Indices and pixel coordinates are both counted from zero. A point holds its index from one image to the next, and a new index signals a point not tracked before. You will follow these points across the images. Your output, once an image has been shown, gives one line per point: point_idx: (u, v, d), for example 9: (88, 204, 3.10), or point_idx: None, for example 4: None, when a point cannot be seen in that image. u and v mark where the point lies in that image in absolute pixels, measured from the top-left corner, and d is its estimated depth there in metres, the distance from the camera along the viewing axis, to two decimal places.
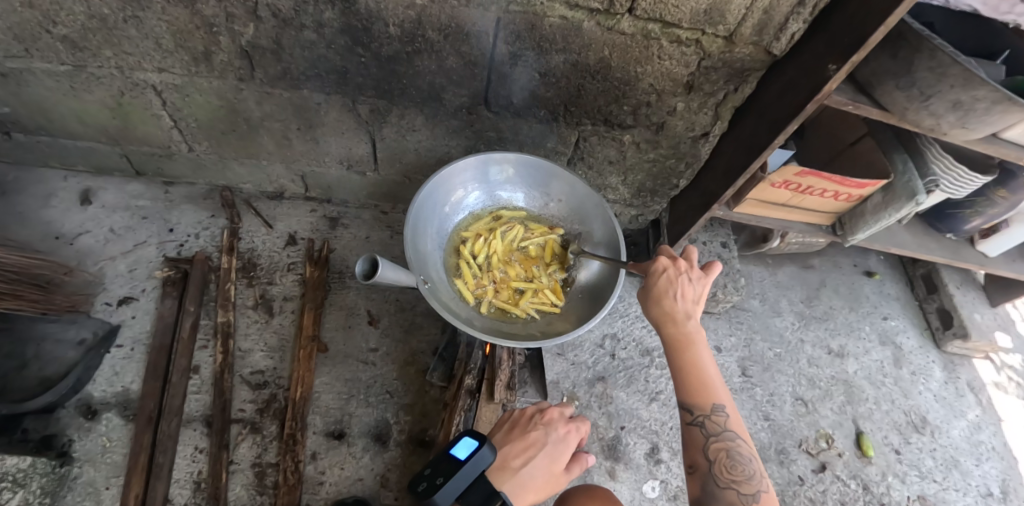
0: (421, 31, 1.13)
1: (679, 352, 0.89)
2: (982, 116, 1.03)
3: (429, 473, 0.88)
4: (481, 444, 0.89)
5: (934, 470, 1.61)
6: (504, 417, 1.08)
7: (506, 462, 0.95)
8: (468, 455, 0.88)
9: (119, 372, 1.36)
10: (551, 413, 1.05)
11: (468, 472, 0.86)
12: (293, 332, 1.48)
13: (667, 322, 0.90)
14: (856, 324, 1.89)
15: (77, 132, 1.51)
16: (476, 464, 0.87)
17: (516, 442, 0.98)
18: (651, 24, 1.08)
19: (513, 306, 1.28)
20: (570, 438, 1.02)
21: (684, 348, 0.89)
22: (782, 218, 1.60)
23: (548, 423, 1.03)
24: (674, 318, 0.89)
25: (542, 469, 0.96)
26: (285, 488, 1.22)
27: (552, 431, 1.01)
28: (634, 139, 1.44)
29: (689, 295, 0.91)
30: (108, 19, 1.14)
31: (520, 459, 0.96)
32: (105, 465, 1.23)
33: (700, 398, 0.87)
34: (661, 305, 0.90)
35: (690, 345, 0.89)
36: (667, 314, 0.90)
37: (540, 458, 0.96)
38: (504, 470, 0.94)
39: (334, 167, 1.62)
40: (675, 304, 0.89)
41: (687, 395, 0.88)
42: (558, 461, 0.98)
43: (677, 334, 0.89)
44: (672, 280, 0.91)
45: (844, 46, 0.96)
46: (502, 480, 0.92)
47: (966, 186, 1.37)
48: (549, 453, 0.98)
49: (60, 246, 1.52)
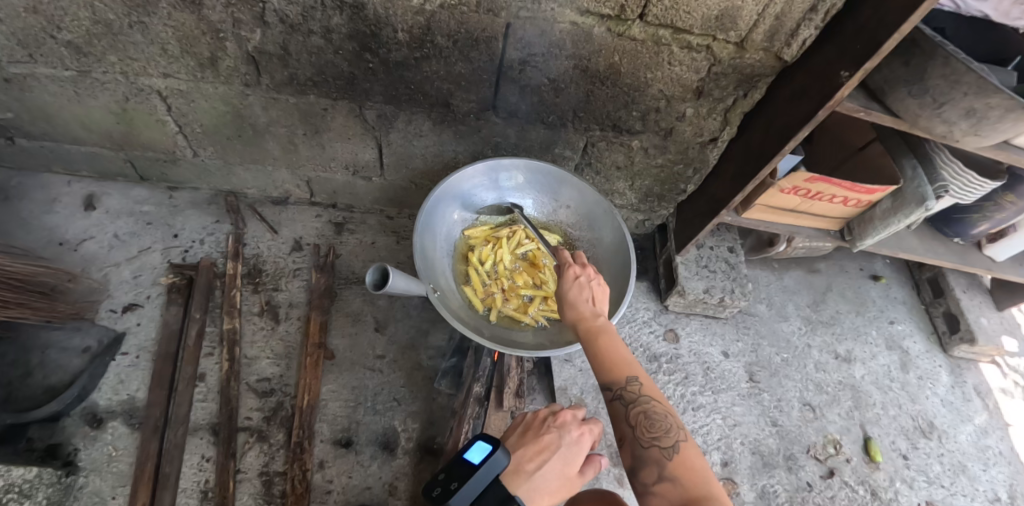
0: (430, 37, 1.12)
1: (589, 337, 0.88)
2: (995, 124, 1.02)
3: (443, 478, 0.86)
4: (496, 448, 0.87)
5: (941, 475, 1.61)
6: (517, 421, 1.06)
7: (520, 465, 0.92)
8: (482, 459, 0.86)
9: (124, 380, 1.34)
10: (563, 416, 1.03)
11: (482, 476, 0.84)
12: (299, 340, 1.47)
13: (575, 316, 0.91)
14: (863, 328, 1.89)
15: (81, 137, 1.50)
16: (491, 468, 0.85)
17: (530, 446, 0.96)
18: (661, 29, 1.07)
19: (523, 314, 1.27)
20: (584, 440, 0.99)
21: (593, 334, 0.88)
22: (790, 223, 1.59)
23: (561, 425, 1.00)
24: (582, 313, 0.90)
25: (556, 473, 0.93)
26: (293, 497, 1.21)
27: (566, 433, 0.98)
28: (643, 144, 1.43)
29: (598, 296, 0.94)
30: (113, 25, 1.13)
31: (535, 462, 0.93)
32: (111, 474, 1.21)
33: (614, 371, 0.84)
34: (572, 306, 0.91)
35: (600, 331, 0.88)
36: (576, 312, 0.91)
37: (555, 461, 0.94)
38: (518, 473, 0.91)
39: (340, 172, 1.61)
40: (585, 305, 0.91)
41: (601, 372, 0.86)
42: (571, 464, 0.95)
43: (586, 326, 0.89)
44: (582, 286, 0.94)
45: (857, 53, 0.95)
46: (517, 483, 0.89)
47: (976, 191, 1.36)
48: (563, 456, 0.95)
49: (64, 252, 1.51)
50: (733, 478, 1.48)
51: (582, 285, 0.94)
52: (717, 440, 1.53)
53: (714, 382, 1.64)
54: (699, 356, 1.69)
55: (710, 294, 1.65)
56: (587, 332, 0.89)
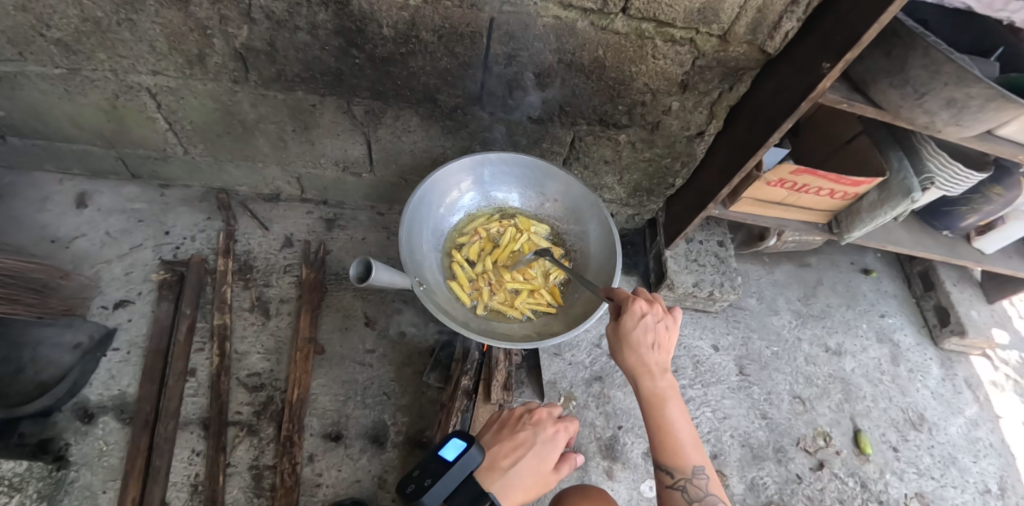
0: (415, 32, 1.13)
1: (657, 410, 0.90)
2: (976, 113, 1.03)
3: (418, 474, 0.86)
4: (469, 445, 0.88)
5: (931, 467, 1.61)
6: (493, 418, 1.08)
7: (494, 462, 0.93)
8: (456, 456, 0.87)
9: (115, 376, 1.35)
10: (539, 413, 1.04)
11: (456, 473, 0.84)
12: (290, 334, 1.48)
13: (643, 377, 0.91)
14: (853, 321, 1.89)
15: (72, 135, 1.51)
16: (464, 464, 0.86)
17: (504, 443, 0.97)
18: (644, 23, 1.08)
19: (509, 307, 1.27)
20: (560, 437, 1.00)
21: (662, 408, 0.90)
22: (778, 216, 1.60)
23: (536, 423, 1.01)
24: (649, 373, 0.90)
25: (531, 469, 0.93)
26: (283, 490, 1.21)
27: (540, 431, 0.99)
28: (629, 139, 1.44)
29: (666, 351, 0.91)
30: (102, 22, 1.14)
31: (510, 459, 0.94)
32: (102, 468, 1.22)
33: (679, 460, 0.88)
34: (641, 362, 0.90)
35: (665, 404, 0.90)
36: (645, 370, 0.90)
37: (529, 457, 0.94)
38: (492, 470, 0.92)
39: (330, 168, 1.62)
40: (653, 362, 0.90)
41: (667, 456, 0.89)
42: (546, 461, 0.96)
43: (654, 391, 0.90)
44: (648, 327, 0.90)
45: (838, 45, 0.96)
46: (491, 481, 0.90)
47: (962, 182, 1.37)
48: (538, 452, 0.96)
49: (56, 250, 1.52)
50: (722, 471, 1.48)
51: (652, 337, 0.90)
52: (706, 432, 1.54)
53: (704, 376, 1.65)
54: (689, 349, 1.69)
55: (699, 288, 1.66)
56: (653, 398, 0.90)
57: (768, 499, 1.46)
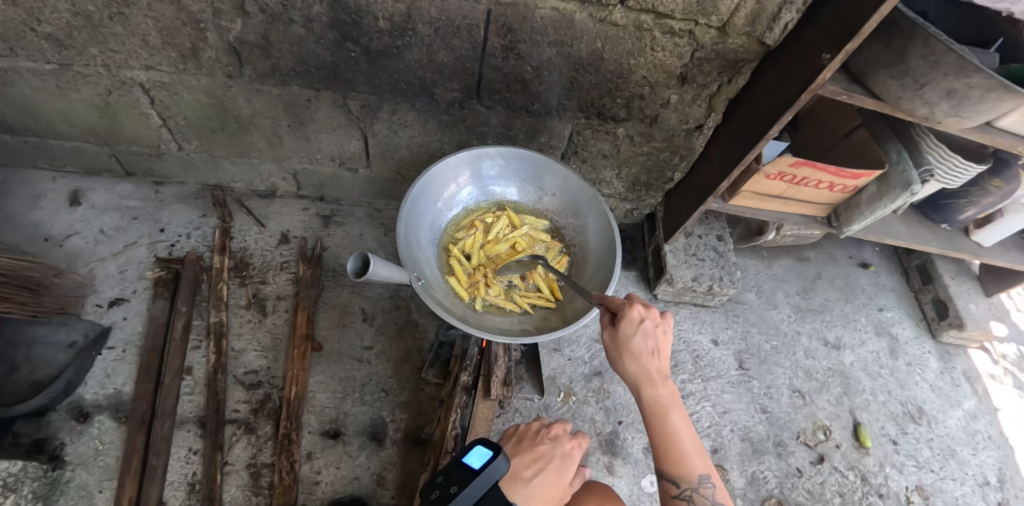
0: (411, 24, 1.11)
1: (655, 415, 0.87)
2: (976, 104, 1.02)
3: (442, 481, 0.82)
4: (497, 454, 0.84)
5: (931, 460, 1.61)
6: (511, 431, 1.10)
7: (517, 472, 0.95)
8: (483, 465, 0.83)
9: (110, 374, 1.34)
10: (556, 429, 1.07)
11: (482, 482, 0.81)
12: (286, 331, 1.47)
13: (642, 383, 0.88)
14: (852, 315, 1.89)
15: (65, 132, 1.49)
16: (491, 474, 0.82)
17: (525, 455, 0.99)
18: (643, 15, 1.06)
19: (507, 301, 1.25)
20: (576, 453, 1.03)
21: (663, 414, 0.87)
22: (777, 210, 1.60)
23: (554, 438, 1.04)
24: (649, 378, 0.87)
25: (551, 481, 0.95)
26: (281, 488, 1.20)
27: (560, 445, 1.02)
28: (628, 132, 1.43)
29: (660, 345, 0.88)
30: (93, 17, 1.12)
31: (531, 470, 0.95)
32: (98, 468, 1.21)
33: (685, 471, 0.86)
34: (636, 364, 0.87)
35: (667, 411, 0.87)
36: (643, 374, 0.87)
37: (549, 470, 0.96)
38: (516, 480, 0.93)
39: (327, 164, 1.61)
40: (650, 363, 0.87)
41: (671, 467, 0.86)
42: (564, 476, 0.97)
43: (653, 395, 0.87)
44: (646, 330, 0.87)
45: (838, 35, 0.95)
46: (515, 490, 0.90)
47: (962, 175, 1.37)
48: (558, 466, 0.98)
49: (49, 248, 1.50)
50: (723, 465, 1.48)
51: (650, 337, 0.87)
52: (706, 427, 1.54)
53: (703, 371, 1.65)
54: (688, 344, 1.69)
55: (698, 282, 1.65)
56: (654, 404, 0.87)
57: (768, 494, 1.46)
